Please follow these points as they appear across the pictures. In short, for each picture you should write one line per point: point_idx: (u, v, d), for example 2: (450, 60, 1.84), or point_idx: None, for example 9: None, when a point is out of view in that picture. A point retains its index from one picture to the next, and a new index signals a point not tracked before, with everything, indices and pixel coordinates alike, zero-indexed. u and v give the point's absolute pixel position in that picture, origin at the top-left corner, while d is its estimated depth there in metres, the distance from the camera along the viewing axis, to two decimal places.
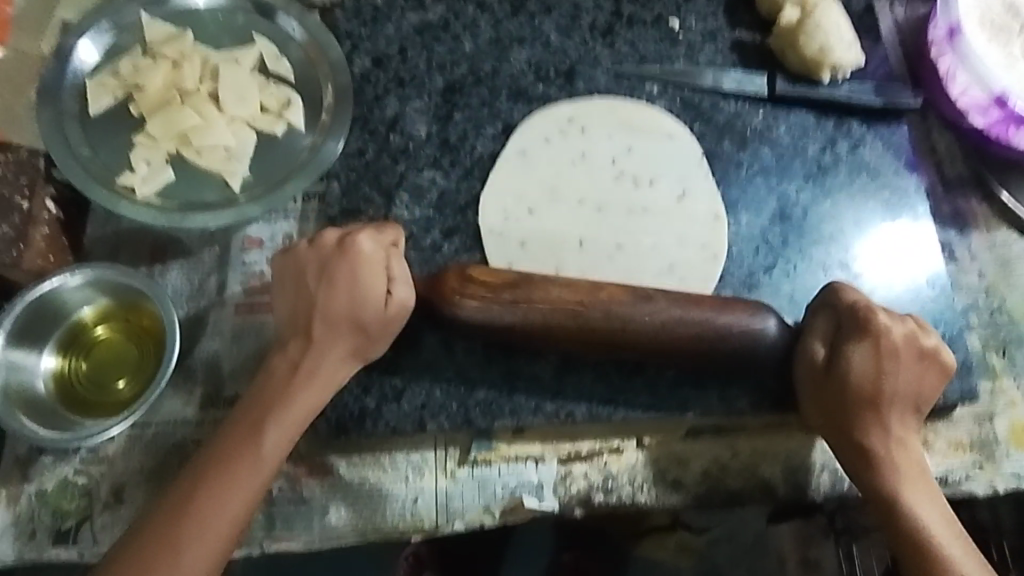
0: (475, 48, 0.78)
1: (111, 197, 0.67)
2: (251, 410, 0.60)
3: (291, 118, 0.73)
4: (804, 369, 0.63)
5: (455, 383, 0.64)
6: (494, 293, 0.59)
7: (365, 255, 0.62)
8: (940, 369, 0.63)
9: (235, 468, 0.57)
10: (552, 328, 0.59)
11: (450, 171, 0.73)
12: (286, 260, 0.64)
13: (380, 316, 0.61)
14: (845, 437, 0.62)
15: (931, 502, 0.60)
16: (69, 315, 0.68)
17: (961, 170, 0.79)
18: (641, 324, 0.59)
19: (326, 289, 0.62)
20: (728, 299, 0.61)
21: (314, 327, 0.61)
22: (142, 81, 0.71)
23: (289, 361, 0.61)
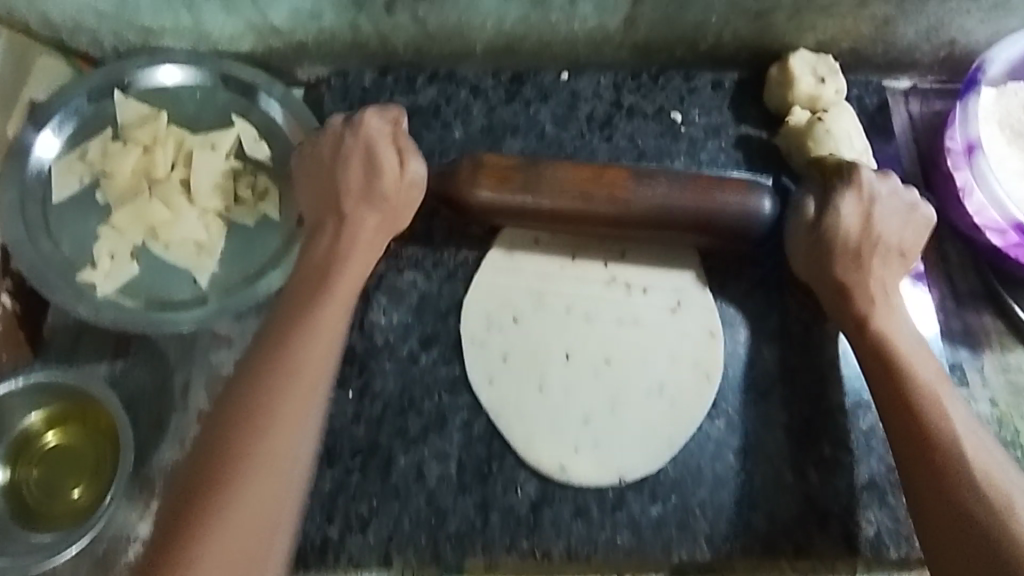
0: (466, 137, 0.74)
1: (71, 293, 0.64)
2: (282, 333, 0.58)
3: (268, 208, 0.69)
4: (795, 231, 0.64)
5: (425, 513, 0.60)
6: (504, 185, 0.62)
7: (373, 133, 0.64)
8: (922, 224, 0.64)
9: (277, 393, 0.55)
10: (554, 184, 0.62)
11: (432, 272, 0.68)
12: (304, 157, 0.66)
13: (398, 184, 0.63)
14: (835, 289, 0.62)
15: (951, 416, 0.57)
16: (16, 423, 0.64)
17: (973, 284, 0.74)
18: (639, 203, 0.62)
19: (346, 171, 0.63)
20: (726, 176, 0.64)
21: (342, 205, 0.63)
22: (110, 169, 0.67)
23: (319, 255, 0.62)
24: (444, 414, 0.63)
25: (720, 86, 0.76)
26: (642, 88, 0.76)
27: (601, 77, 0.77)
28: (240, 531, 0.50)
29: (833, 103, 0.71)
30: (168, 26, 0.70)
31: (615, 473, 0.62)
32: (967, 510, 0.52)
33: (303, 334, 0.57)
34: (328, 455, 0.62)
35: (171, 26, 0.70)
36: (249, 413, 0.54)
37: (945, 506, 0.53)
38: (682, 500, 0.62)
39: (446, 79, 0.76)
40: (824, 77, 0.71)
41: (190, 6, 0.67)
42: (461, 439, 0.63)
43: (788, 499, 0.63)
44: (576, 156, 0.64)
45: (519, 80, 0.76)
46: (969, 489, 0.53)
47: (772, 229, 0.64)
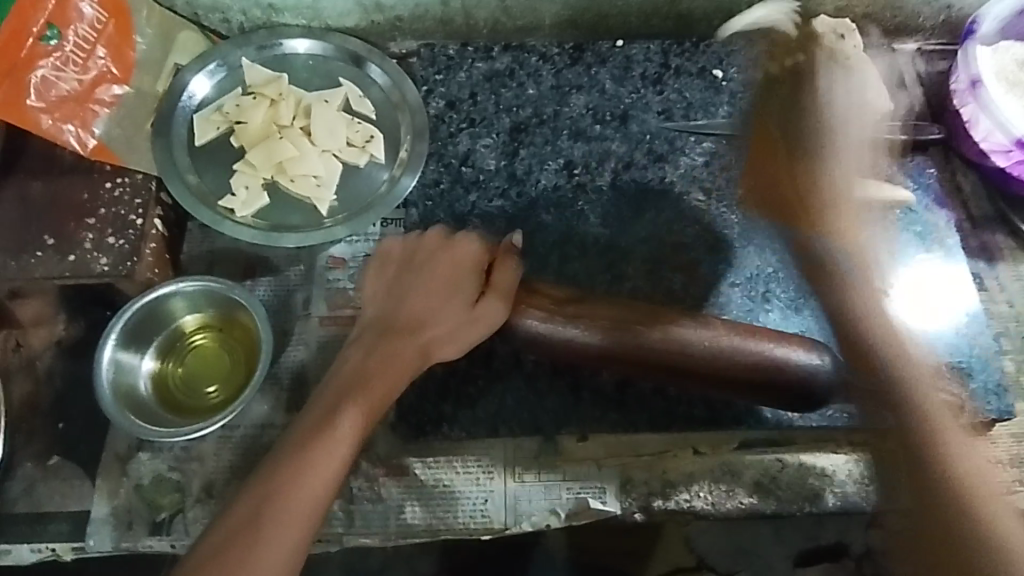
0: (538, 93, 0.86)
1: (216, 217, 0.75)
2: (322, 406, 0.60)
3: (374, 151, 0.81)
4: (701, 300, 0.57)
5: (525, 391, 0.70)
6: (558, 315, 0.66)
7: (468, 255, 0.67)
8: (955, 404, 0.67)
9: (314, 456, 0.56)
10: (609, 335, 0.65)
11: (517, 201, 0.80)
12: (383, 260, 0.69)
13: (467, 311, 0.64)
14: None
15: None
16: (169, 323, 0.73)
17: (986, 208, 0.84)
18: (691, 353, 0.64)
19: (424, 279, 0.66)
20: (789, 335, 0.67)
21: (399, 317, 0.65)
22: (245, 117, 0.79)
23: (362, 355, 0.63)
24: None
25: (752, 49, 0.90)
26: (686, 53, 0.89)
27: (651, 44, 0.89)
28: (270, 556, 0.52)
29: (853, 53, 0.83)
30: (290, 5, 0.83)
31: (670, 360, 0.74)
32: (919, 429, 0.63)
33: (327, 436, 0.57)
34: None
35: (294, 4, 0.83)
36: (271, 485, 0.55)
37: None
38: None
39: (519, 48, 0.89)
40: (843, 35, 0.84)
41: None
42: None
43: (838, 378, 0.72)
44: (642, 314, 0.66)
45: (581, 48, 0.89)
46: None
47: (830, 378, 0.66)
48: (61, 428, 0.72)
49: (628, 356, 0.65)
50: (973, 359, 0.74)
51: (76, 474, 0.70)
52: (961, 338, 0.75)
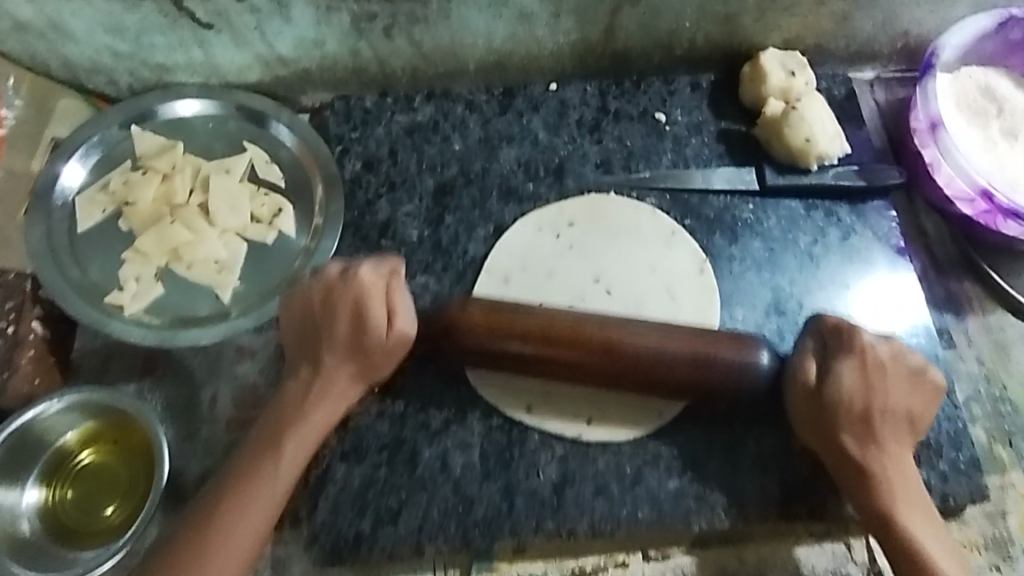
0: (465, 148, 0.78)
1: (102, 316, 0.67)
2: (238, 478, 0.58)
3: (283, 224, 0.73)
4: (795, 394, 0.62)
5: (453, 501, 0.63)
6: (496, 321, 0.62)
7: (367, 286, 0.63)
8: (930, 391, 0.62)
9: (233, 512, 0.57)
10: (548, 325, 0.61)
11: (442, 276, 0.72)
12: (297, 296, 0.64)
13: (383, 344, 0.62)
14: (841, 459, 0.60)
15: (910, 476, 0.60)
16: (48, 444, 0.66)
17: (950, 252, 0.78)
18: (636, 355, 0.61)
19: (334, 316, 0.62)
20: (722, 333, 0.62)
21: (322, 355, 0.62)
22: (132, 196, 0.71)
23: (237, 473, 0.59)
24: (465, 407, 0.66)
25: (698, 87, 0.82)
26: (626, 94, 0.82)
27: (587, 86, 0.82)
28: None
29: (805, 92, 0.76)
30: (179, 62, 0.74)
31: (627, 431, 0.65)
32: None
33: (244, 487, 0.58)
34: (355, 453, 0.65)
35: (183, 62, 0.74)
36: None
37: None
38: (696, 472, 0.65)
39: (443, 96, 0.80)
40: (794, 71, 0.77)
41: (201, 42, 0.72)
42: (482, 429, 0.66)
43: (797, 465, 0.66)
44: (571, 315, 0.62)
45: (511, 93, 0.81)
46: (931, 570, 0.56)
47: (772, 385, 0.62)
48: None
49: (569, 360, 0.61)
50: (941, 435, 0.68)
51: None
52: None
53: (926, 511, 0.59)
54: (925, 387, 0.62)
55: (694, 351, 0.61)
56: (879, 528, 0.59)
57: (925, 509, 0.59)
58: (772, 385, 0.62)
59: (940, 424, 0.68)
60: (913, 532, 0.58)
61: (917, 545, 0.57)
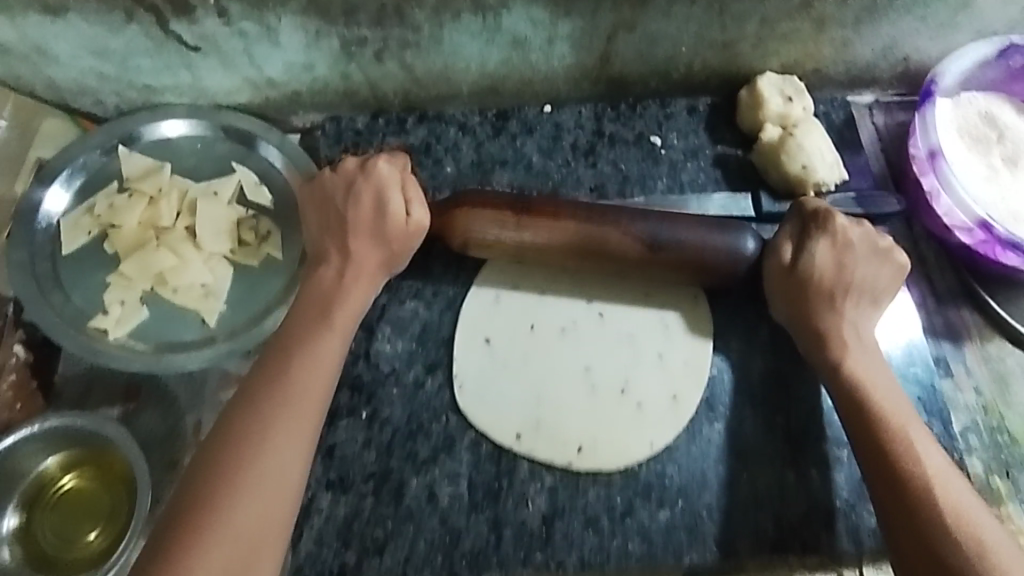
0: (457, 171, 0.77)
1: (84, 343, 0.66)
2: (263, 377, 0.58)
3: (271, 248, 0.72)
4: (772, 270, 0.66)
5: (440, 533, 0.62)
6: (498, 209, 0.65)
7: (385, 177, 0.65)
8: (896, 266, 0.66)
9: (274, 413, 0.56)
10: (536, 220, 0.65)
11: (432, 301, 0.71)
12: (313, 187, 0.67)
13: (402, 230, 0.65)
14: (809, 323, 0.64)
15: (877, 361, 0.63)
16: (32, 468, 0.65)
17: (949, 281, 0.77)
18: (625, 233, 0.64)
19: (354, 205, 0.65)
20: (715, 220, 0.66)
21: (349, 240, 0.64)
22: (117, 220, 0.70)
23: (261, 377, 0.58)
24: (452, 436, 0.65)
25: (695, 110, 0.81)
26: (621, 117, 0.81)
27: (582, 110, 0.81)
28: (257, 505, 0.53)
29: (803, 118, 0.76)
30: (168, 84, 0.73)
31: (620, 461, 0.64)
32: (917, 486, 0.55)
33: (284, 381, 0.58)
34: (341, 483, 0.64)
35: (172, 84, 0.73)
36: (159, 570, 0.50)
37: (905, 482, 0.56)
38: (689, 505, 0.64)
39: (436, 118, 0.80)
40: (791, 97, 0.76)
41: (190, 65, 0.71)
42: (470, 459, 0.65)
43: (792, 499, 0.64)
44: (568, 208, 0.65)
45: (505, 117, 0.80)
46: (911, 454, 0.57)
47: (752, 267, 0.67)
48: None
49: (557, 246, 0.65)
50: None
51: None
52: None
53: (906, 409, 0.60)
54: (893, 267, 0.66)
55: (683, 238, 0.65)
56: (845, 393, 0.61)
57: (904, 407, 0.60)
58: (750, 267, 0.67)
59: None
60: (879, 397, 0.60)
61: (910, 446, 0.57)
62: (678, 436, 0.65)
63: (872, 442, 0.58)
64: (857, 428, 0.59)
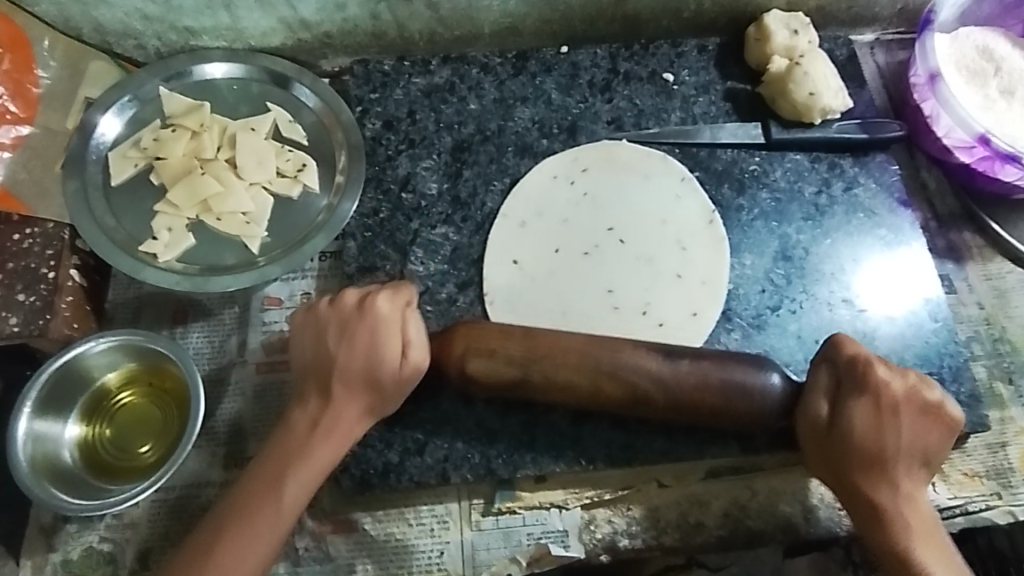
0: (481, 108, 0.81)
1: (135, 264, 0.70)
2: (234, 518, 0.59)
3: (307, 180, 0.75)
4: (805, 427, 0.62)
5: (476, 434, 0.66)
6: (503, 353, 0.61)
7: (384, 317, 0.63)
8: (947, 424, 0.62)
9: (230, 568, 0.57)
10: (554, 372, 0.61)
11: (462, 226, 0.75)
12: (309, 316, 0.65)
13: (394, 377, 0.62)
14: (853, 494, 0.61)
15: (923, 515, 0.60)
16: (92, 381, 0.69)
17: (951, 204, 0.81)
18: (646, 383, 0.61)
19: (346, 346, 0.63)
20: (731, 355, 0.62)
21: (333, 386, 0.62)
22: (163, 152, 0.74)
23: (227, 524, 0.59)
24: None
25: (705, 49, 0.85)
26: (635, 56, 0.85)
27: (598, 50, 0.85)
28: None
29: (808, 50, 0.79)
30: (207, 26, 0.77)
31: None
32: None
33: (240, 537, 0.58)
34: None
35: (210, 25, 0.77)
36: None
37: None
38: None
39: (459, 60, 0.83)
40: (797, 31, 0.80)
41: (228, 5, 0.75)
42: None
43: None
44: (589, 350, 0.61)
45: (524, 57, 0.84)
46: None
47: (785, 407, 0.62)
48: None
49: (577, 391, 0.61)
50: (943, 369, 0.71)
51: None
52: (931, 346, 0.72)
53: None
54: (942, 424, 0.62)
55: (702, 383, 0.60)
56: (892, 566, 0.59)
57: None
58: (783, 412, 0.62)
59: (943, 358, 0.71)
60: (925, 564, 0.58)
61: None
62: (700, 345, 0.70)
63: None
64: None
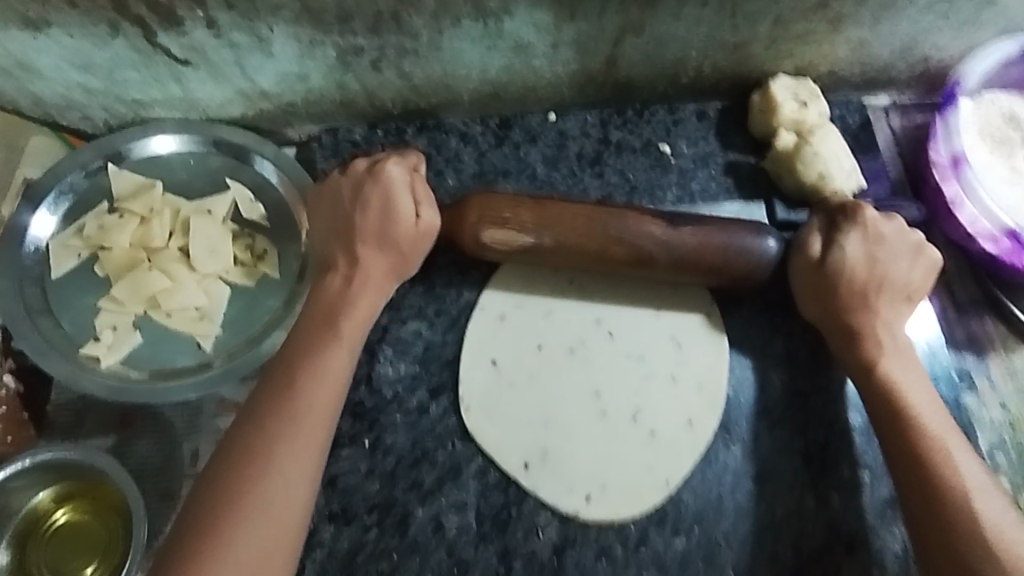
0: (459, 184, 0.74)
1: (72, 370, 0.63)
2: (273, 389, 0.56)
3: (267, 268, 0.69)
4: (800, 264, 0.64)
5: (446, 565, 0.60)
6: (516, 221, 0.62)
7: (394, 180, 0.63)
8: (928, 264, 0.65)
9: (283, 422, 0.55)
10: (554, 222, 0.62)
11: (435, 321, 0.68)
12: (323, 189, 0.65)
13: (411, 233, 0.63)
14: (838, 321, 0.62)
15: (898, 338, 0.62)
16: (24, 502, 0.63)
17: (972, 290, 0.74)
18: (650, 238, 0.62)
19: (361, 210, 0.62)
20: (730, 220, 0.64)
21: (355, 242, 0.62)
22: (108, 241, 0.67)
23: (270, 390, 0.56)
24: (458, 464, 0.63)
25: (704, 115, 0.78)
26: (627, 124, 0.78)
27: (587, 115, 0.78)
28: (263, 533, 0.51)
29: (819, 123, 0.72)
30: (158, 97, 0.71)
31: (630, 508, 0.61)
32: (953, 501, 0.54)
33: (299, 409, 0.55)
34: (343, 515, 0.61)
35: (161, 97, 0.71)
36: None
37: (930, 491, 0.55)
38: (706, 533, 0.61)
39: (436, 128, 0.77)
40: (806, 101, 0.73)
41: (179, 78, 0.68)
42: (477, 487, 0.62)
43: (812, 526, 0.62)
44: (584, 213, 0.63)
45: (507, 125, 0.77)
46: (939, 449, 0.56)
47: (777, 267, 0.65)
48: None
49: (576, 246, 0.63)
50: None
51: None
52: None
53: (935, 408, 0.59)
54: (926, 261, 0.64)
55: (708, 245, 0.63)
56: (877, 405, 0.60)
57: (935, 409, 0.59)
58: (775, 272, 0.65)
59: None
60: (909, 398, 0.59)
61: (947, 453, 0.56)
62: (694, 464, 0.63)
63: (917, 457, 0.56)
64: (900, 429, 0.58)
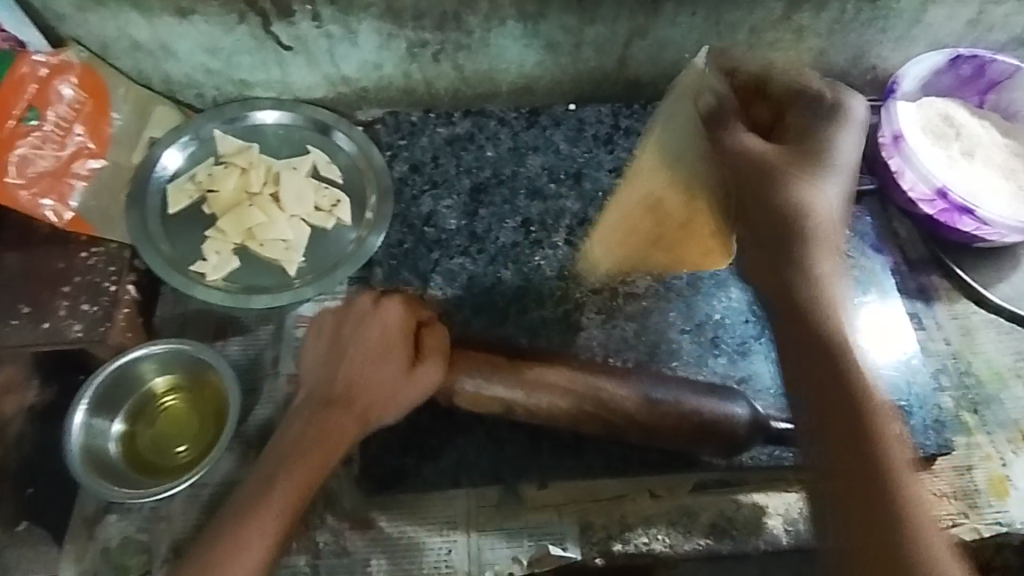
0: (497, 155, 0.91)
1: (187, 282, 0.78)
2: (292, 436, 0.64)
3: (341, 215, 0.85)
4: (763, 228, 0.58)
5: (485, 441, 0.73)
6: (504, 383, 0.67)
7: (392, 319, 0.67)
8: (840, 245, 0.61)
9: (296, 458, 0.63)
10: (544, 398, 0.67)
11: (477, 258, 0.84)
12: (327, 318, 0.70)
13: (404, 376, 0.66)
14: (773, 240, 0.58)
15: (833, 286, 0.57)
16: (140, 385, 0.76)
17: (920, 251, 0.90)
18: (631, 406, 0.67)
19: (357, 342, 0.67)
20: (699, 383, 0.70)
21: (355, 328, 0.67)
22: (216, 186, 0.84)
23: (288, 435, 0.64)
24: None
25: None
26: (634, 114, 0.95)
27: (602, 108, 0.95)
28: (261, 541, 0.59)
29: None
30: (260, 79, 0.88)
31: None
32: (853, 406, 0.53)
33: (265, 508, 0.60)
34: None
35: (263, 79, 0.88)
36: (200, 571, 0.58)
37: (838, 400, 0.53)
38: None
39: (479, 114, 0.94)
40: None
41: (281, 62, 0.86)
42: None
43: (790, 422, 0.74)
44: (565, 376, 0.67)
45: (537, 112, 0.95)
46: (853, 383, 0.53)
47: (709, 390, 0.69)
48: (28, 493, 0.75)
49: (562, 413, 0.68)
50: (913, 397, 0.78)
51: (44, 537, 0.73)
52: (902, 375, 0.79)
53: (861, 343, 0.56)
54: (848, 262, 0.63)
55: (682, 400, 0.68)
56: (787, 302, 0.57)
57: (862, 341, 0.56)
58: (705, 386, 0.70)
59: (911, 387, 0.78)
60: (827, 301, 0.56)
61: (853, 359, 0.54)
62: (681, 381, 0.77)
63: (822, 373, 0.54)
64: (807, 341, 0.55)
